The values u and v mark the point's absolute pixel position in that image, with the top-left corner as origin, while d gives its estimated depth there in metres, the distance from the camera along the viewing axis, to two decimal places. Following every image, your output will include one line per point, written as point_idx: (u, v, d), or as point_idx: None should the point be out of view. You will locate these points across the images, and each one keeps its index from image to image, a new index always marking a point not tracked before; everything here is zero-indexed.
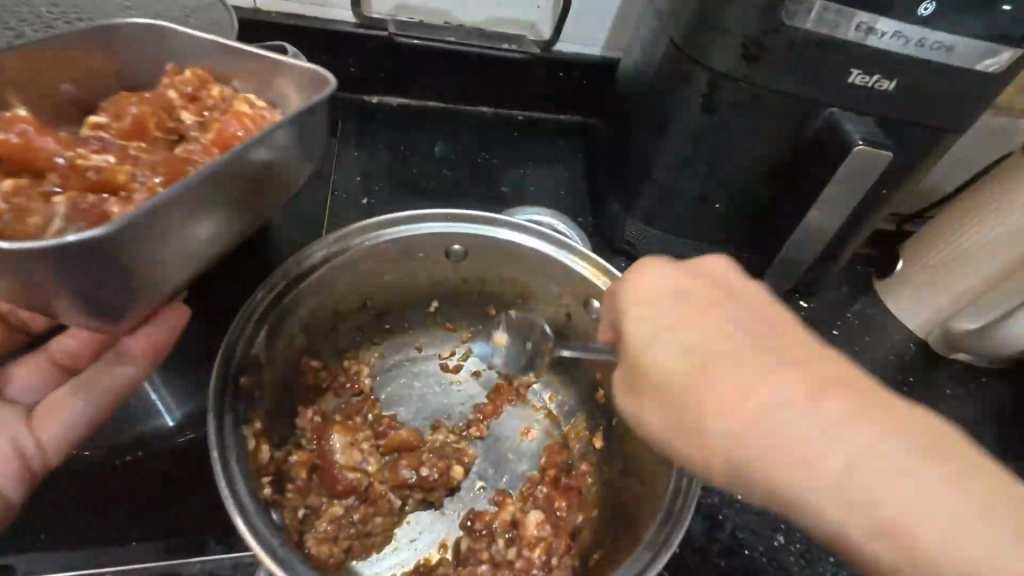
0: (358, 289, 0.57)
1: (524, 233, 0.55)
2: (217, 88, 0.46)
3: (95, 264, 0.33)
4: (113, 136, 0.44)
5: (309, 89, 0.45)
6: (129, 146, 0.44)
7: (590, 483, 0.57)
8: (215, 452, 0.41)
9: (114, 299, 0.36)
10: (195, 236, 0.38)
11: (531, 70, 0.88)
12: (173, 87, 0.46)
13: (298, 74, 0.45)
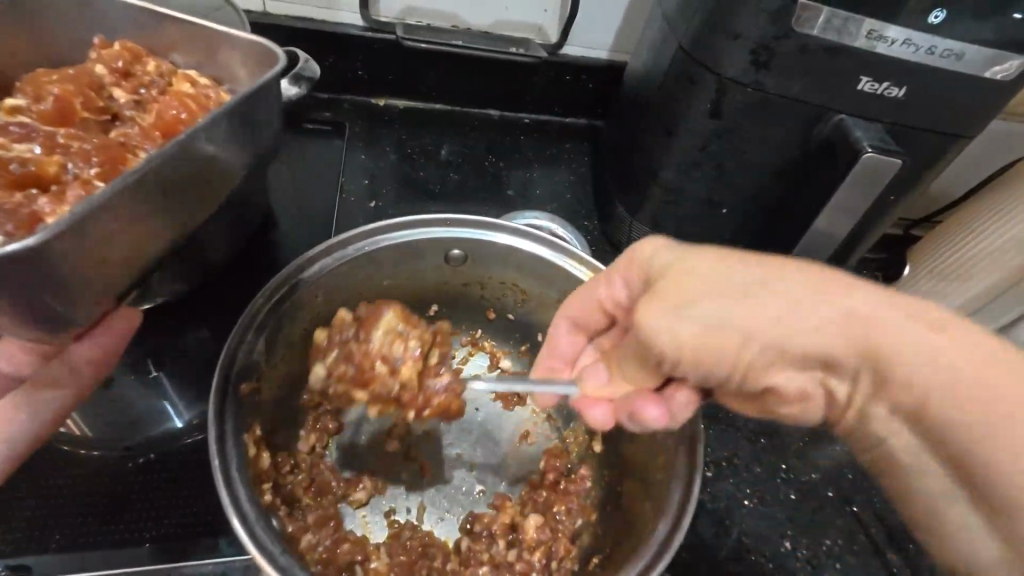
0: (359, 294, 0.57)
1: (524, 239, 0.55)
2: (150, 63, 0.49)
3: (34, 268, 0.32)
4: (36, 120, 0.45)
5: (252, 61, 0.48)
6: (57, 131, 0.45)
7: (589, 486, 0.56)
8: (216, 460, 0.40)
9: (56, 305, 0.35)
10: (134, 232, 0.38)
11: (537, 73, 0.88)
12: (103, 62, 0.48)
13: (241, 47, 0.47)
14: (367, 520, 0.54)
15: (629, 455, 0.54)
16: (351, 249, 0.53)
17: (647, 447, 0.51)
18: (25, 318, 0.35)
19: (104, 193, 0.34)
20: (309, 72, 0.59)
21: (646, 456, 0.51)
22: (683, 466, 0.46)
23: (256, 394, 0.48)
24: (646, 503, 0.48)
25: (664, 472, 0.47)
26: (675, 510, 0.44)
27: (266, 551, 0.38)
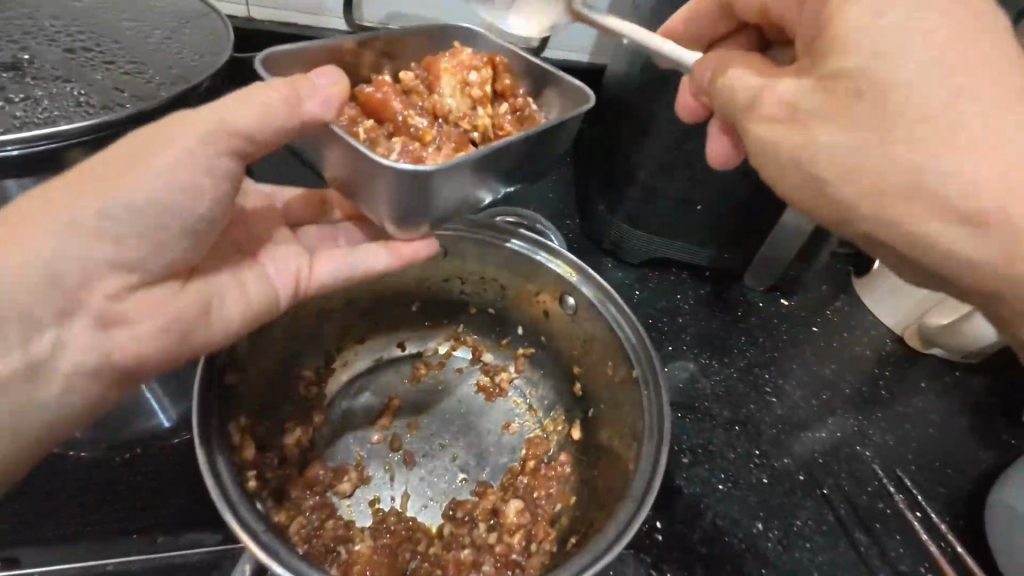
0: (340, 288, 0.58)
1: (498, 234, 0.58)
2: (499, 80, 0.53)
3: (420, 186, 0.40)
4: (415, 102, 0.51)
5: (569, 103, 0.52)
6: (445, 118, 0.50)
7: (568, 473, 0.58)
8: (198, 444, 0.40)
9: (406, 218, 0.43)
10: (469, 195, 0.44)
11: None
12: (483, 73, 0.51)
13: (568, 90, 0.52)
14: (352, 508, 0.54)
15: (606, 441, 0.56)
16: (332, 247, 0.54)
17: (621, 432, 0.54)
18: (393, 211, 0.42)
19: (474, 156, 0.40)
20: None
21: (622, 441, 0.53)
22: (649, 445, 0.48)
23: (240, 385, 0.48)
24: (617, 486, 0.50)
25: (634, 452, 0.50)
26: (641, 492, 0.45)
27: (249, 529, 0.39)
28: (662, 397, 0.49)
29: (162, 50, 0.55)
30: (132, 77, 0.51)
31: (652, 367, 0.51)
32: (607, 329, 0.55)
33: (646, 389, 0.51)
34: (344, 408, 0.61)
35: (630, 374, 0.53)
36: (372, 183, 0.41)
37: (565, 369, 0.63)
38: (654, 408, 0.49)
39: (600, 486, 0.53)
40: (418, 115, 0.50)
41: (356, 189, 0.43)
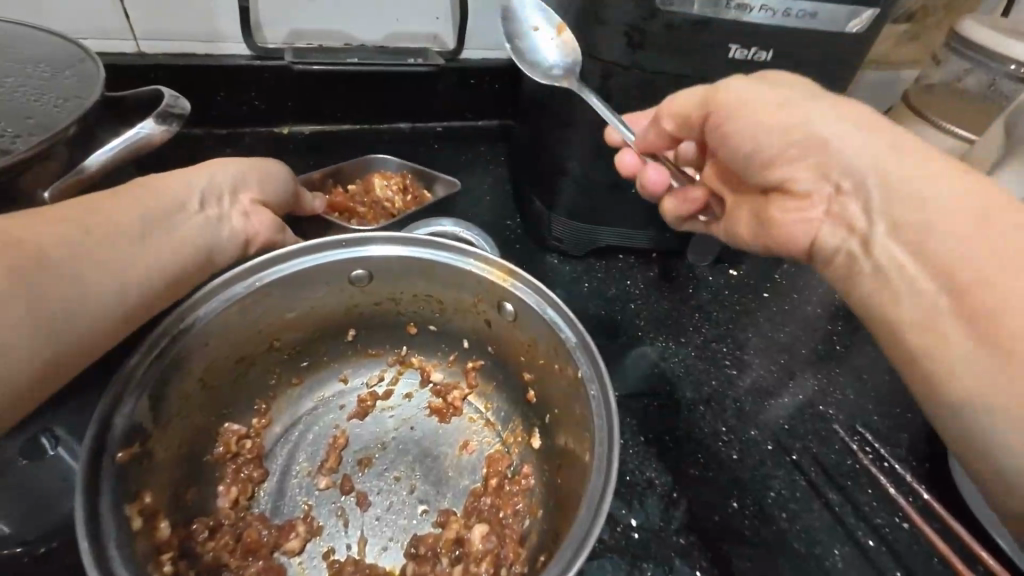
0: (260, 330, 0.53)
1: (420, 247, 0.53)
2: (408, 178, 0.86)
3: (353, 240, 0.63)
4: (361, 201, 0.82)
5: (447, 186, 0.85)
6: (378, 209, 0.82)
7: (533, 485, 0.56)
8: (83, 542, 0.33)
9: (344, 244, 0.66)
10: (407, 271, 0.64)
11: (440, 81, 0.96)
12: (400, 174, 0.86)
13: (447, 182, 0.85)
14: (304, 565, 0.50)
15: (565, 447, 0.53)
16: (238, 288, 0.48)
17: (579, 438, 0.50)
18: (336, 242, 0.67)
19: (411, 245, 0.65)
20: (179, 109, 0.56)
21: (580, 448, 0.50)
22: (601, 448, 0.44)
23: (145, 459, 0.42)
24: (578, 497, 0.47)
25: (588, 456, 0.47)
26: (598, 503, 0.42)
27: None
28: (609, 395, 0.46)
29: (20, 100, 0.50)
30: None
31: (596, 366, 0.48)
32: (548, 332, 0.52)
33: (594, 389, 0.47)
34: (286, 456, 0.56)
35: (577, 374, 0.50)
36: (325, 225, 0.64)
37: (517, 379, 0.60)
38: (603, 409, 0.46)
39: (563, 499, 0.50)
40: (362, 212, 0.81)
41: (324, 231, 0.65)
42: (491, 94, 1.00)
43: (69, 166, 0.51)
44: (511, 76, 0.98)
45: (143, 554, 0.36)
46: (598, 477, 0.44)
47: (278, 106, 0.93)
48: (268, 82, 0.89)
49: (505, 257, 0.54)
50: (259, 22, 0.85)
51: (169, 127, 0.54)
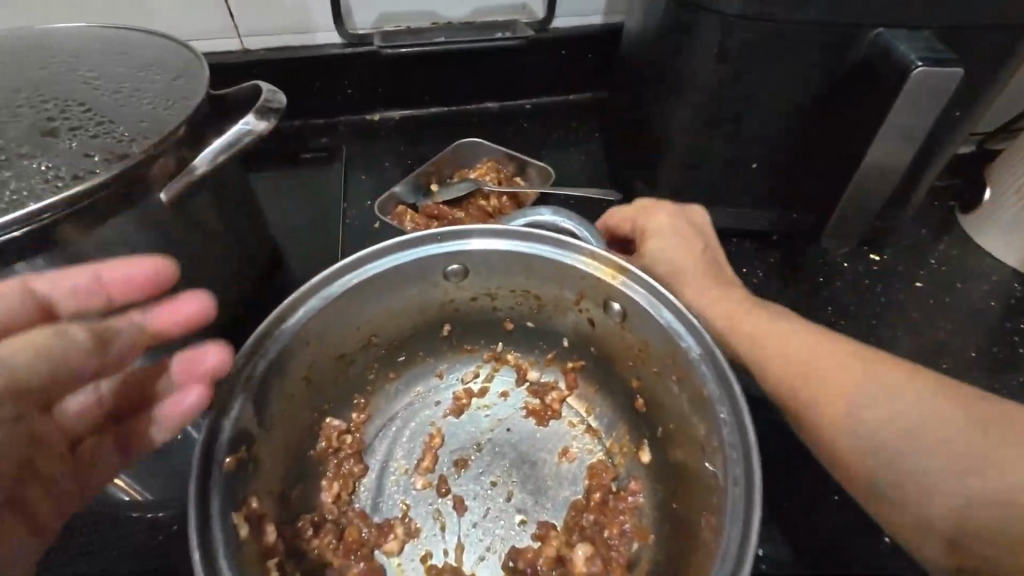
0: (358, 327, 0.51)
1: (520, 240, 0.48)
2: (503, 167, 0.85)
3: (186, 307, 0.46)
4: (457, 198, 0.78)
5: (540, 177, 0.84)
6: (474, 203, 0.78)
7: (642, 504, 0.51)
8: (195, 551, 0.33)
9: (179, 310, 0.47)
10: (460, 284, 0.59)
11: (530, 55, 0.91)
12: (495, 164, 0.84)
13: (538, 169, 0.84)
14: (403, 568, 0.49)
15: (682, 468, 0.47)
16: (335, 285, 0.46)
17: (701, 463, 0.44)
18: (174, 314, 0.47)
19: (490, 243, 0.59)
20: (276, 103, 0.56)
21: (701, 477, 0.43)
22: (734, 485, 0.38)
23: (251, 461, 0.41)
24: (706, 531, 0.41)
25: (716, 486, 0.40)
26: (732, 552, 0.36)
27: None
28: (743, 417, 0.39)
29: (134, 103, 0.51)
30: (103, 139, 0.47)
31: (728, 383, 0.41)
32: (664, 337, 0.45)
33: (723, 409, 0.40)
34: (385, 452, 0.55)
35: (702, 393, 0.42)
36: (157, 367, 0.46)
37: (623, 384, 0.54)
38: (736, 436, 0.39)
39: (683, 532, 0.45)
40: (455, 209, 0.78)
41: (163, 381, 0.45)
42: (582, 65, 0.93)
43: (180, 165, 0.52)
44: (604, 42, 0.91)
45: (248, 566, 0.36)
46: (735, 516, 0.37)
47: (369, 94, 0.92)
48: (359, 69, 0.89)
49: (613, 250, 0.48)
50: (349, 9, 0.84)
51: (269, 122, 0.54)
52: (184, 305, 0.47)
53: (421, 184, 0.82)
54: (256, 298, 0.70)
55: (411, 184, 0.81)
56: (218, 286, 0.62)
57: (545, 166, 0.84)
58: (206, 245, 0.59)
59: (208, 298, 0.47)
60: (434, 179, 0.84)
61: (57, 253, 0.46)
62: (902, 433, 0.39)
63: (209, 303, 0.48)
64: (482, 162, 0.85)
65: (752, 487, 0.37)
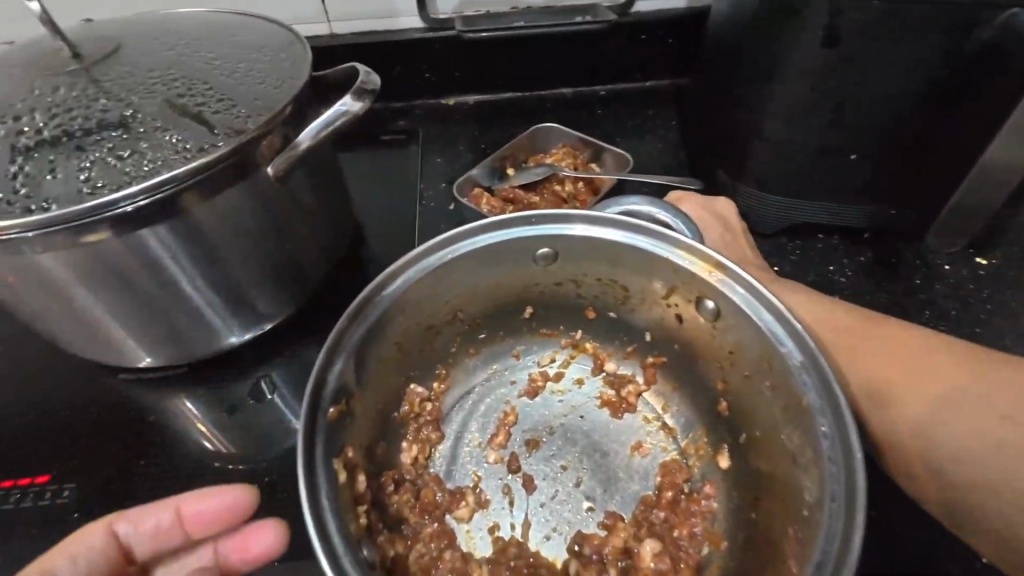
0: (447, 302, 0.53)
1: (614, 229, 0.49)
2: (578, 153, 0.84)
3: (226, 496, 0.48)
4: (532, 182, 0.79)
5: (617, 164, 0.82)
6: (548, 188, 0.78)
7: (717, 506, 0.50)
8: (302, 484, 0.34)
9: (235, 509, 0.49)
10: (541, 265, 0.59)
11: (609, 41, 0.89)
12: (571, 150, 0.84)
13: (614, 156, 0.82)
14: (471, 534, 0.50)
15: (766, 472, 0.46)
16: (432, 258, 0.48)
17: (792, 465, 0.42)
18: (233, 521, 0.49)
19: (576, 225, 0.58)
20: (371, 85, 0.58)
21: (791, 480, 0.42)
22: (832, 501, 0.35)
23: (348, 415, 0.43)
24: (801, 530, 0.39)
25: (810, 496, 0.38)
26: (827, 560, 0.34)
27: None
28: (847, 427, 0.37)
29: (248, 83, 0.54)
30: (223, 115, 0.51)
31: (829, 387, 0.39)
32: (760, 338, 0.44)
33: (823, 422, 0.38)
34: (461, 423, 0.57)
35: (801, 402, 0.40)
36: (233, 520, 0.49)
37: (706, 384, 0.54)
38: (836, 449, 0.37)
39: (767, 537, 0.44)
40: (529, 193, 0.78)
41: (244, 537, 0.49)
42: (661, 50, 0.91)
43: (286, 142, 0.55)
44: (688, 27, 0.88)
45: (348, 507, 0.37)
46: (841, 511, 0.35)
47: (447, 78, 0.94)
48: (439, 54, 0.90)
49: (712, 247, 0.47)
50: None
51: (364, 103, 0.56)
52: (216, 497, 0.48)
53: (497, 168, 0.83)
54: (338, 274, 0.74)
55: (488, 166, 0.82)
56: (306, 259, 0.66)
57: (623, 153, 0.82)
58: (299, 220, 0.63)
59: (246, 495, 0.48)
60: (510, 162, 0.84)
61: (178, 222, 0.51)
62: (963, 449, 0.43)
63: (246, 499, 0.48)
64: (557, 148, 0.85)
65: (852, 502, 0.35)
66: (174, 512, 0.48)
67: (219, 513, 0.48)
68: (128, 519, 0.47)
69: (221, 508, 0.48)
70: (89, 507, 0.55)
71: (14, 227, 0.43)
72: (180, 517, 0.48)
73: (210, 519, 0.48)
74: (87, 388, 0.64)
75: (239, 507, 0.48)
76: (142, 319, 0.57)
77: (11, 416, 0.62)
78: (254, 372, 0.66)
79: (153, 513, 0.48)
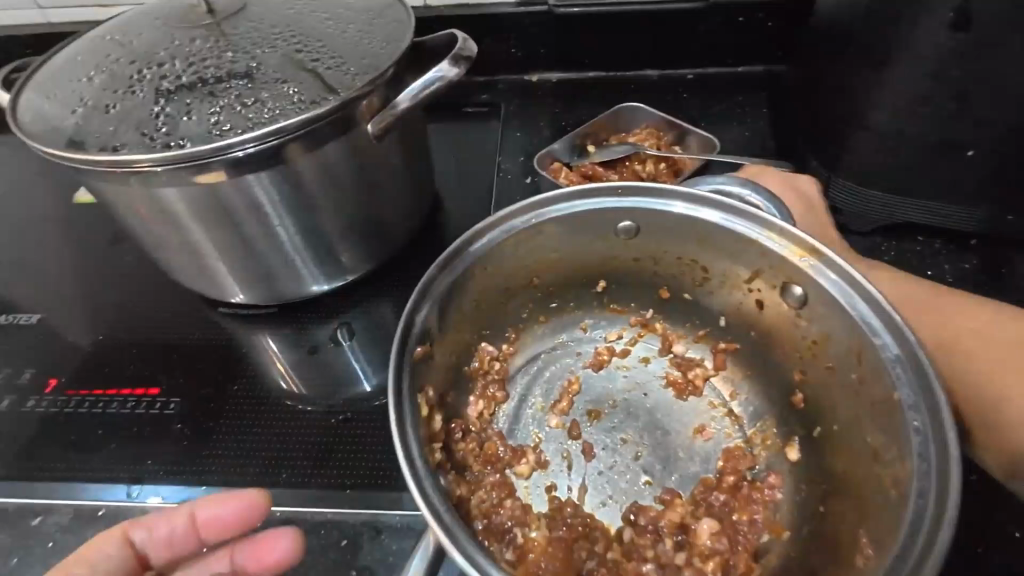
0: (525, 265, 0.54)
1: (704, 205, 0.48)
2: (662, 135, 0.83)
3: (233, 503, 0.47)
4: (611, 161, 0.79)
5: (701, 147, 0.80)
6: (627, 167, 0.78)
7: (781, 497, 0.49)
8: (393, 407, 0.37)
9: (245, 518, 0.48)
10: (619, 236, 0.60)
11: (704, 22, 0.86)
12: (654, 132, 0.83)
13: (699, 139, 0.80)
14: (529, 490, 0.52)
15: (841, 470, 0.45)
16: (518, 220, 0.50)
17: (875, 460, 0.40)
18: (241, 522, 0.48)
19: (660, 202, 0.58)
20: (468, 52, 0.60)
21: (871, 475, 0.41)
22: (919, 498, 0.34)
23: (430, 358, 0.46)
24: (885, 525, 0.37)
25: (896, 494, 0.37)
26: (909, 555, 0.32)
27: (430, 507, 0.34)
28: (944, 426, 0.35)
29: (356, 43, 0.57)
30: (334, 72, 0.54)
31: (926, 383, 0.37)
32: (851, 329, 0.42)
33: (916, 419, 0.36)
34: (525, 386, 0.59)
35: (891, 396, 0.39)
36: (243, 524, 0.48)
37: (783, 375, 0.52)
38: (929, 446, 0.35)
39: (839, 533, 0.42)
40: (608, 171, 0.78)
41: (255, 543, 0.48)
42: (758, 34, 0.87)
43: (385, 103, 0.58)
44: (791, 11, 0.83)
45: (427, 438, 0.40)
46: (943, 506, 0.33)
47: (532, 54, 0.94)
48: (528, 29, 0.91)
49: (805, 232, 0.45)
50: None
51: (459, 70, 0.58)
52: (229, 502, 0.47)
53: (576, 145, 0.83)
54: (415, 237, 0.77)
55: (569, 142, 0.83)
56: (389, 218, 0.69)
57: (709, 136, 0.80)
58: (387, 181, 0.66)
59: (259, 500, 0.47)
60: (590, 140, 0.84)
61: (281, 170, 0.55)
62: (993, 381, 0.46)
63: (259, 501, 0.47)
64: (639, 128, 0.84)
65: (943, 502, 0.33)
66: (188, 517, 0.48)
67: (234, 517, 0.47)
68: (144, 526, 0.47)
69: (235, 512, 0.47)
70: (188, 420, 0.61)
71: (147, 159, 0.48)
72: (194, 522, 0.48)
73: (226, 522, 0.48)
74: (193, 320, 0.71)
75: (253, 510, 0.47)
76: (243, 258, 0.62)
77: (122, 338, 0.69)
78: (335, 318, 0.70)
79: (168, 521, 0.48)
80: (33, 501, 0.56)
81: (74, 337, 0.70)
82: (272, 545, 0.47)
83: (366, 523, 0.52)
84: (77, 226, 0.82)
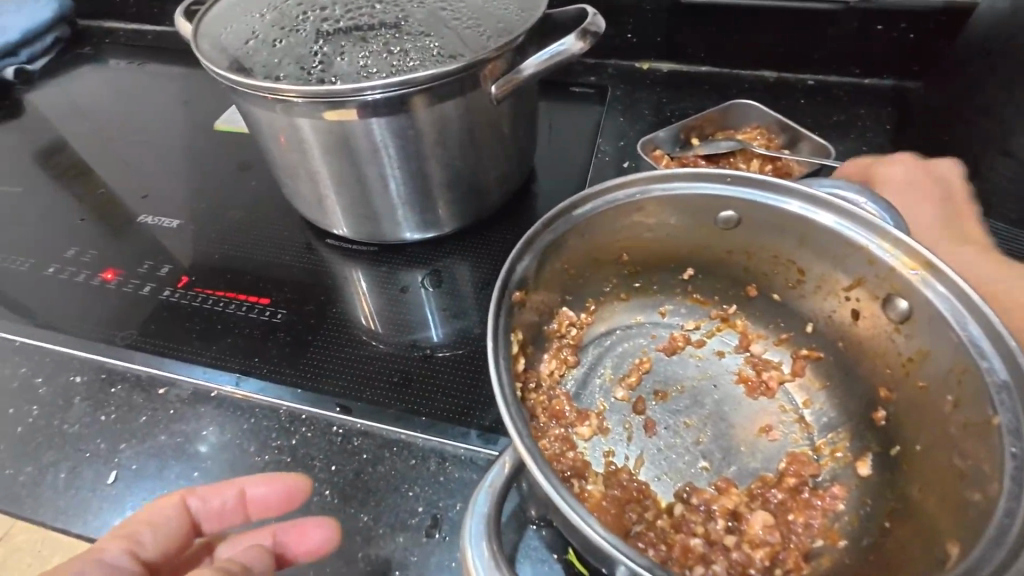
0: (619, 239, 0.56)
1: (816, 205, 0.48)
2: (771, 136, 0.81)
3: (278, 483, 0.50)
4: (714, 155, 0.78)
5: (813, 153, 0.77)
6: (730, 162, 0.77)
7: (843, 509, 0.49)
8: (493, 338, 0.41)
9: (288, 499, 0.51)
10: None
11: (837, 26, 0.82)
12: (763, 132, 0.81)
13: (812, 143, 0.78)
14: (589, 452, 0.55)
15: (915, 494, 0.44)
16: (626, 192, 0.52)
17: (963, 483, 0.39)
18: (283, 503, 0.51)
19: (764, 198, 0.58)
20: (595, 28, 0.61)
21: (952, 497, 0.40)
22: (1005, 518, 0.34)
23: (521, 307, 0.49)
24: (960, 546, 0.36)
25: (979, 516, 0.36)
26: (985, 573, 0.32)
27: (518, 433, 0.39)
28: None
29: (492, 9, 0.61)
30: (472, 32, 0.59)
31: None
32: (954, 347, 0.41)
33: (1014, 445, 0.36)
34: (596, 357, 0.61)
35: (989, 420, 0.38)
36: (284, 506, 0.51)
37: (866, 391, 0.52)
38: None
39: (904, 551, 0.42)
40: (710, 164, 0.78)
41: (290, 530, 0.49)
42: (895, 44, 0.82)
43: (512, 68, 0.61)
44: (937, 24, 0.78)
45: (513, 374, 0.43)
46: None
47: (646, 41, 0.93)
48: (647, 15, 0.91)
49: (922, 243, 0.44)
50: None
51: (584, 44, 0.60)
52: (278, 482, 0.50)
53: (681, 137, 0.82)
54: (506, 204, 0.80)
55: (674, 132, 0.82)
56: (488, 180, 0.72)
57: (823, 142, 0.77)
58: (494, 145, 0.69)
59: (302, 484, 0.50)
60: (694, 133, 0.84)
61: (405, 119, 0.60)
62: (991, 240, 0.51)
63: (301, 486, 0.50)
64: (749, 127, 0.83)
65: None
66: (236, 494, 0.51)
67: (280, 498, 0.50)
68: (197, 496, 0.50)
69: (282, 493, 0.50)
70: (290, 332, 0.68)
71: (294, 89, 0.54)
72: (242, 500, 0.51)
73: (270, 502, 0.51)
74: (301, 247, 0.78)
75: (298, 491, 0.51)
76: (356, 196, 0.68)
77: (239, 254, 0.78)
78: (424, 265, 0.75)
79: (219, 494, 0.51)
80: (162, 374, 0.65)
81: (203, 245, 0.80)
82: (309, 532, 0.48)
83: (433, 449, 0.56)
84: (214, 151, 0.93)
